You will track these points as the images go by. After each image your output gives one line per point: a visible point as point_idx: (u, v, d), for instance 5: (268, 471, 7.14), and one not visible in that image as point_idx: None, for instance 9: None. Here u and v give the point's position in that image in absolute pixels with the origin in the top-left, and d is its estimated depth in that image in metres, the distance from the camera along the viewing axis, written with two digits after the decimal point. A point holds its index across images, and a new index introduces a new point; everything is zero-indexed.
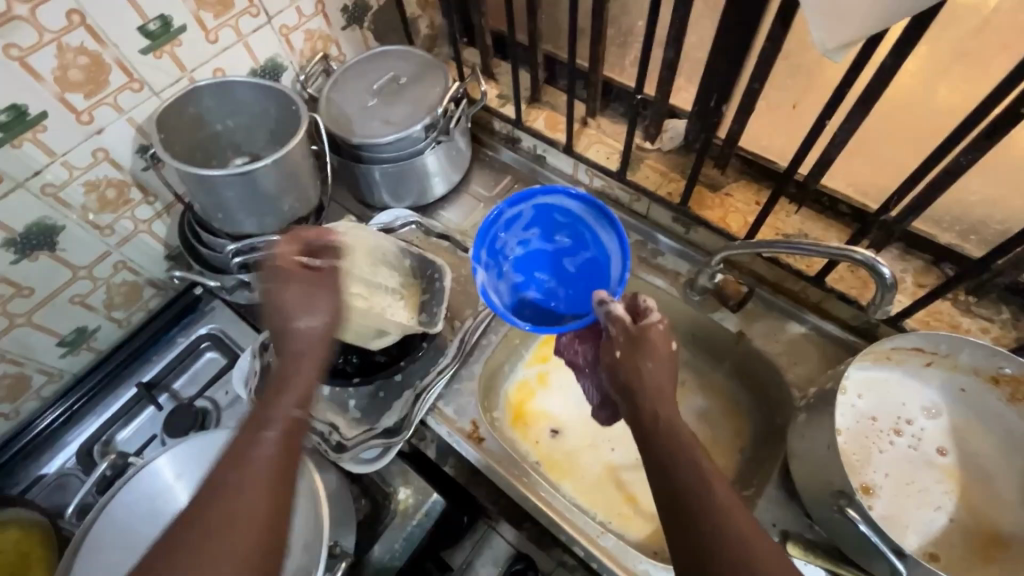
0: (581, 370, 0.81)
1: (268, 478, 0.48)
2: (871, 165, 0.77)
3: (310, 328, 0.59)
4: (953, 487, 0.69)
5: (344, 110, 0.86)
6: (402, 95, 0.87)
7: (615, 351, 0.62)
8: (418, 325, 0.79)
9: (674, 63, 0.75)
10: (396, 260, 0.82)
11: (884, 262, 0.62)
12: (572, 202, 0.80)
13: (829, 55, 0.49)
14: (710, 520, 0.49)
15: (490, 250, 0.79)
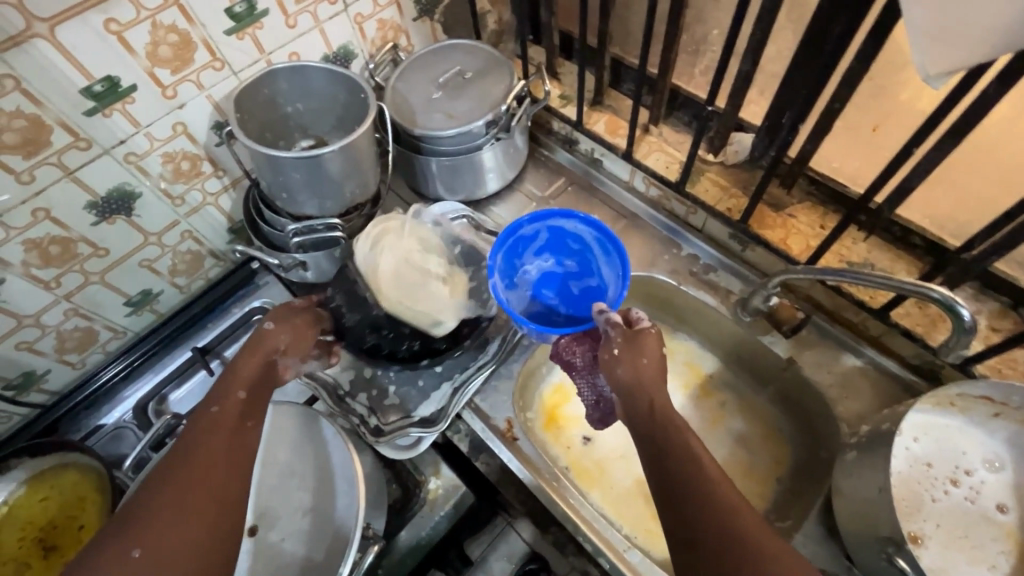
0: (575, 373, 0.76)
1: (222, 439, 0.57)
2: (952, 197, 0.74)
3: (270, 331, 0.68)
4: (1011, 548, 0.65)
5: (410, 101, 0.88)
6: (466, 90, 0.88)
7: (610, 348, 0.65)
8: (473, 310, 0.82)
9: (749, 76, 0.73)
10: (447, 249, 0.85)
11: (964, 303, 0.58)
12: (586, 229, 0.80)
13: (929, 81, 0.46)
14: (703, 500, 0.52)
15: (504, 257, 0.78)
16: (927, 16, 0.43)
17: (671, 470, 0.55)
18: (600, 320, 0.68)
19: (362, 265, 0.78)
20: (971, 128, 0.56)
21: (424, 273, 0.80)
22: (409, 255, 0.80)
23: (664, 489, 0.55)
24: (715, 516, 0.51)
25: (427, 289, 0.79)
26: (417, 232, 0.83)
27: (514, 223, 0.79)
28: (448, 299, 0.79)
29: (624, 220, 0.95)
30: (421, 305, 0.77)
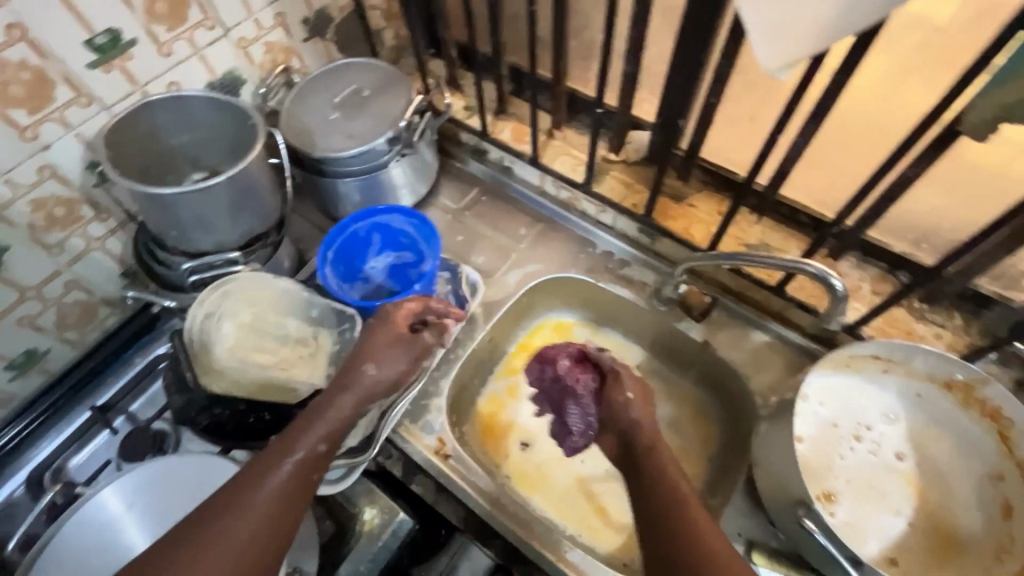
0: (574, 401, 0.73)
1: (280, 497, 0.55)
2: (826, 176, 0.77)
3: (370, 379, 0.64)
4: (911, 493, 0.70)
5: (307, 124, 0.85)
6: (365, 108, 0.87)
7: (618, 380, 0.69)
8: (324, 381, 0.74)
9: (634, 77, 0.76)
10: (302, 309, 0.76)
11: (836, 274, 0.64)
12: (408, 221, 0.85)
13: (774, 73, 0.47)
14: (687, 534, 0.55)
15: (338, 251, 0.84)
16: (763, 10, 0.45)
17: (652, 502, 0.59)
18: (603, 358, 0.72)
19: (195, 336, 0.72)
20: (826, 112, 0.61)
21: (274, 340, 0.75)
22: (256, 321, 0.75)
23: (648, 522, 0.58)
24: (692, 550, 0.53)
25: (269, 359, 0.74)
26: (253, 288, 0.74)
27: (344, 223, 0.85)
28: (308, 363, 0.74)
29: (540, 224, 0.96)
30: (262, 376, 0.72)
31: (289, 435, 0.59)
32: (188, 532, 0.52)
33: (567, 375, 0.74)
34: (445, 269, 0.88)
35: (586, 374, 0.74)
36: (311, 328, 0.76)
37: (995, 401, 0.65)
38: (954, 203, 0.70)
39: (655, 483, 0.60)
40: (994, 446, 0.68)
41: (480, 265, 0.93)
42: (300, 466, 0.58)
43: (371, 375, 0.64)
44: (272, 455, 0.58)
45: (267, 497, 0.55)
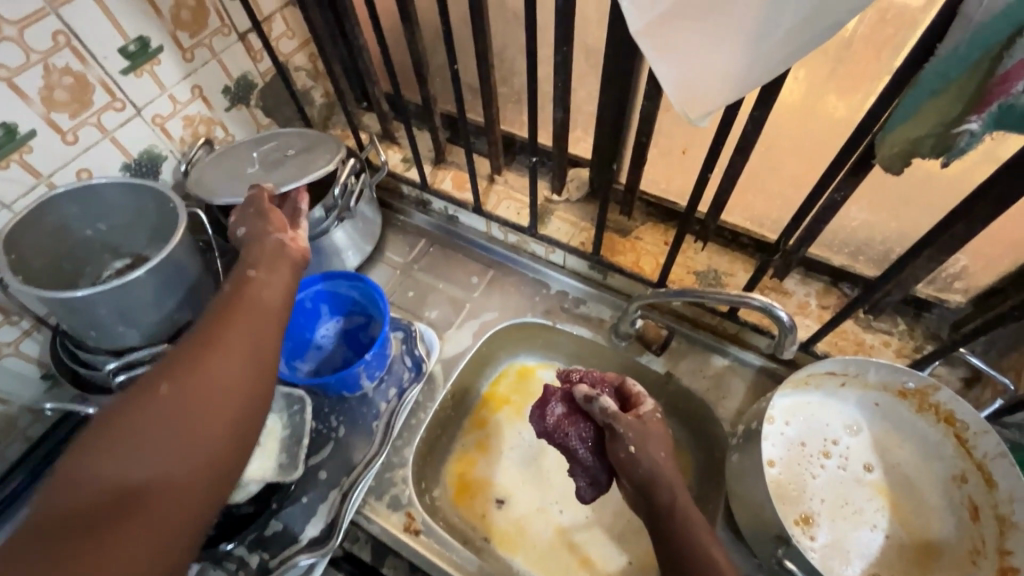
0: (574, 456, 0.67)
1: (251, 306, 0.54)
2: (762, 199, 0.79)
3: (255, 230, 0.64)
4: (884, 504, 0.70)
5: (215, 175, 0.78)
6: (283, 165, 0.79)
7: (616, 433, 0.61)
8: (274, 475, 0.68)
9: (565, 121, 0.77)
10: None
11: (781, 305, 0.64)
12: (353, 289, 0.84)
13: (695, 123, 0.48)
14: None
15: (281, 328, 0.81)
16: (674, 68, 0.45)
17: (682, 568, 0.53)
18: (593, 407, 0.63)
19: None
20: (751, 145, 0.63)
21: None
22: None
23: None
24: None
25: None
26: None
27: None
28: (260, 455, 0.69)
29: (491, 270, 0.95)
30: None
31: (244, 276, 0.57)
32: (170, 360, 0.48)
33: (562, 423, 0.67)
34: (399, 328, 0.87)
35: (581, 423, 0.66)
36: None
37: (947, 405, 0.66)
38: (889, 216, 0.71)
39: (684, 551, 0.54)
40: (952, 447, 0.69)
41: (434, 319, 0.90)
42: (252, 283, 0.56)
43: (257, 227, 0.64)
44: (247, 288, 0.56)
45: (255, 330, 0.52)
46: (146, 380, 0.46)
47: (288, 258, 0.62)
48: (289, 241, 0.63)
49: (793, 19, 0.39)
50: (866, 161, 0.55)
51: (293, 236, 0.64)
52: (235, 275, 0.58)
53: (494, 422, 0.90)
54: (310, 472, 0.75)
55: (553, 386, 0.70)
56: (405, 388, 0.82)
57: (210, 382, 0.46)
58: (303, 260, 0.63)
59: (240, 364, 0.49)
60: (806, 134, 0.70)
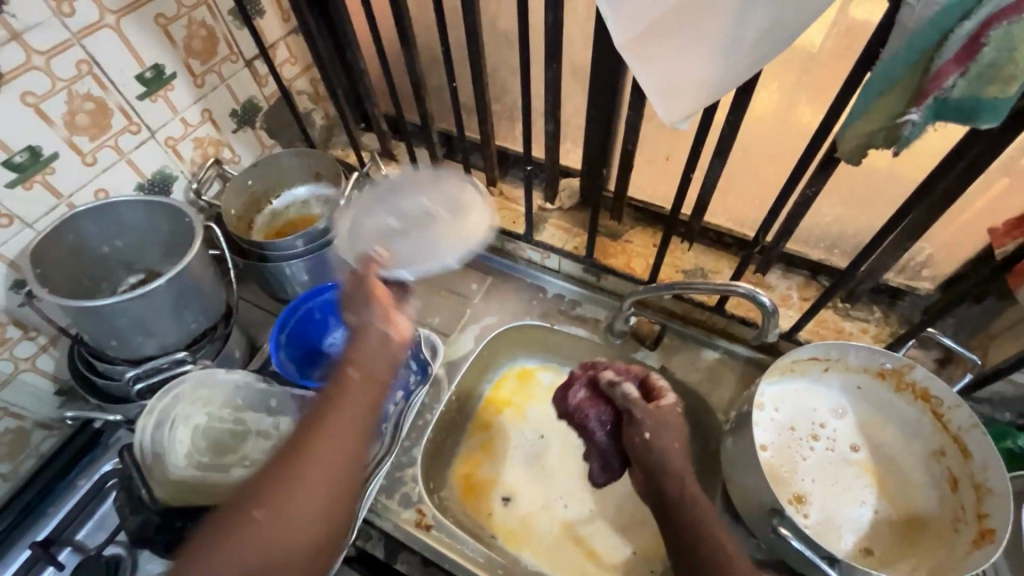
0: (591, 434, 0.73)
1: (344, 416, 0.52)
2: (741, 201, 0.84)
3: (357, 317, 0.58)
4: (871, 480, 0.74)
5: (358, 229, 0.78)
6: (423, 231, 0.76)
7: (635, 418, 0.65)
8: None
9: (556, 132, 0.82)
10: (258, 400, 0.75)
11: (763, 291, 0.69)
12: None
13: (675, 125, 0.53)
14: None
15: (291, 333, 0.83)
16: (653, 78, 0.51)
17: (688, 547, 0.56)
18: (615, 392, 0.68)
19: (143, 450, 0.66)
20: (728, 147, 0.68)
21: (234, 438, 0.74)
22: None
23: None
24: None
25: (233, 457, 0.72)
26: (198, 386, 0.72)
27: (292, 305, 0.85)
28: None
29: (490, 277, 0.99)
30: (228, 477, 0.70)
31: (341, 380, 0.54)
32: (264, 480, 0.49)
33: (584, 406, 0.73)
34: None
35: (602, 407, 0.72)
36: (272, 418, 0.75)
37: (922, 382, 0.71)
38: (858, 210, 0.76)
39: (698, 541, 0.56)
40: (930, 423, 0.73)
41: (437, 325, 0.94)
42: (351, 386, 0.54)
43: (356, 306, 0.59)
44: (342, 391, 0.54)
45: (342, 442, 0.51)
46: (245, 501, 0.48)
47: (390, 354, 0.57)
48: (393, 333, 0.58)
49: (756, 32, 0.45)
50: (832, 158, 0.61)
51: (395, 324, 0.59)
52: (337, 367, 0.56)
53: (497, 423, 0.93)
54: None
55: (577, 371, 0.77)
56: (412, 391, 0.83)
57: (292, 517, 0.47)
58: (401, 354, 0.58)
59: (323, 493, 0.49)
60: (777, 137, 0.75)
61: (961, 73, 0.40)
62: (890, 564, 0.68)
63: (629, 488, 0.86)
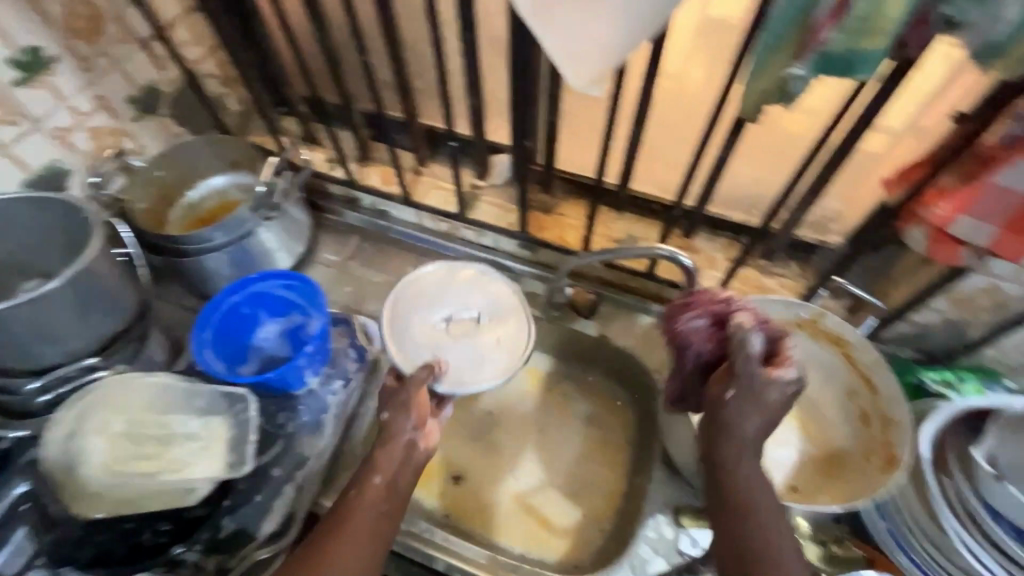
0: (683, 353, 0.63)
1: (364, 524, 0.59)
2: (663, 166, 0.84)
3: (384, 419, 0.64)
4: (794, 423, 0.79)
5: (408, 320, 0.77)
6: (472, 339, 0.77)
7: (734, 371, 0.55)
8: (223, 471, 0.68)
9: (480, 107, 0.81)
10: (185, 401, 0.71)
11: (684, 252, 0.72)
12: (291, 289, 0.83)
13: (585, 90, 0.54)
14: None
15: (220, 328, 0.81)
16: (559, 41, 0.51)
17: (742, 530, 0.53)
18: (739, 333, 0.56)
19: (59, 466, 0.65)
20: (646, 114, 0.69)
21: (159, 443, 0.69)
22: (136, 429, 0.69)
23: (724, 547, 0.55)
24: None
25: (156, 464, 0.68)
26: (117, 393, 0.69)
27: (218, 299, 0.81)
28: (207, 457, 0.69)
29: (426, 259, 0.98)
30: (151, 486, 0.66)
31: (363, 486, 0.61)
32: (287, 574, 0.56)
33: (696, 335, 0.62)
34: (339, 322, 0.86)
35: (719, 343, 0.61)
36: (199, 419, 0.70)
37: (834, 329, 0.76)
38: (769, 169, 0.78)
39: (745, 508, 0.54)
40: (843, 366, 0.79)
41: (375, 311, 0.92)
42: (374, 494, 0.60)
43: (402, 398, 0.64)
44: (359, 512, 0.59)
45: (360, 540, 0.58)
46: None
47: (412, 463, 0.63)
48: (420, 439, 0.63)
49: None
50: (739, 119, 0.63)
51: (426, 434, 0.64)
52: (362, 476, 0.62)
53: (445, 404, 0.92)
54: (263, 472, 0.74)
55: (714, 294, 0.64)
56: (351, 379, 0.82)
57: None
58: (428, 459, 0.64)
59: None
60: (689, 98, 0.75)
61: (837, 27, 0.42)
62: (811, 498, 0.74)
63: (576, 455, 0.88)
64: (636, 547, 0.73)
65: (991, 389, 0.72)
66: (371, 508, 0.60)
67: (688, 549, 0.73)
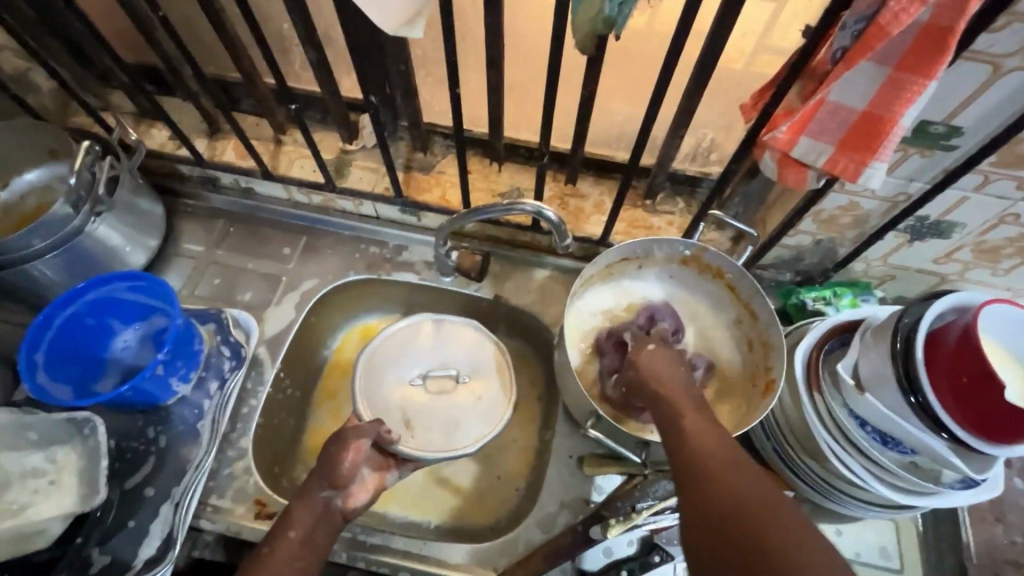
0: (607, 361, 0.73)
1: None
2: (535, 109, 0.86)
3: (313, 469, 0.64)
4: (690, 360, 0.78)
5: (380, 380, 0.76)
6: (447, 401, 0.75)
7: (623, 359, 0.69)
8: (76, 504, 0.62)
9: (322, 61, 0.72)
10: (16, 435, 0.63)
11: (550, 205, 0.68)
12: (139, 292, 0.73)
13: (399, 35, 0.47)
14: (703, 489, 0.46)
15: (56, 347, 0.70)
16: None
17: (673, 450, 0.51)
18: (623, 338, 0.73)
19: None
20: (496, 54, 0.63)
21: None
22: None
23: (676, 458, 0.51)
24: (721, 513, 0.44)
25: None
26: None
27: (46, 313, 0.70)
28: (55, 493, 0.62)
29: (303, 237, 0.89)
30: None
31: (276, 541, 0.58)
32: None
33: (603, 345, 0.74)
34: (207, 320, 0.79)
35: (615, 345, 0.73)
36: (43, 452, 0.63)
37: (716, 263, 0.75)
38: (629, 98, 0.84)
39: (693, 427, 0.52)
40: (728, 297, 0.78)
41: (250, 301, 0.84)
42: (292, 546, 0.58)
43: (330, 451, 0.64)
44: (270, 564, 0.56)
45: None
46: None
47: (332, 514, 0.61)
48: (337, 498, 0.62)
49: None
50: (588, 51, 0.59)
51: (350, 493, 0.63)
52: (275, 529, 0.60)
53: (344, 388, 0.87)
54: (133, 493, 0.67)
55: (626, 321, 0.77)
56: (227, 379, 0.76)
57: None
58: (346, 519, 0.62)
59: None
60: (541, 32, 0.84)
61: None
62: None
63: None
64: (541, 503, 0.73)
65: (863, 301, 0.75)
66: (284, 567, 0.57)
67: (592, 496, 0.73)
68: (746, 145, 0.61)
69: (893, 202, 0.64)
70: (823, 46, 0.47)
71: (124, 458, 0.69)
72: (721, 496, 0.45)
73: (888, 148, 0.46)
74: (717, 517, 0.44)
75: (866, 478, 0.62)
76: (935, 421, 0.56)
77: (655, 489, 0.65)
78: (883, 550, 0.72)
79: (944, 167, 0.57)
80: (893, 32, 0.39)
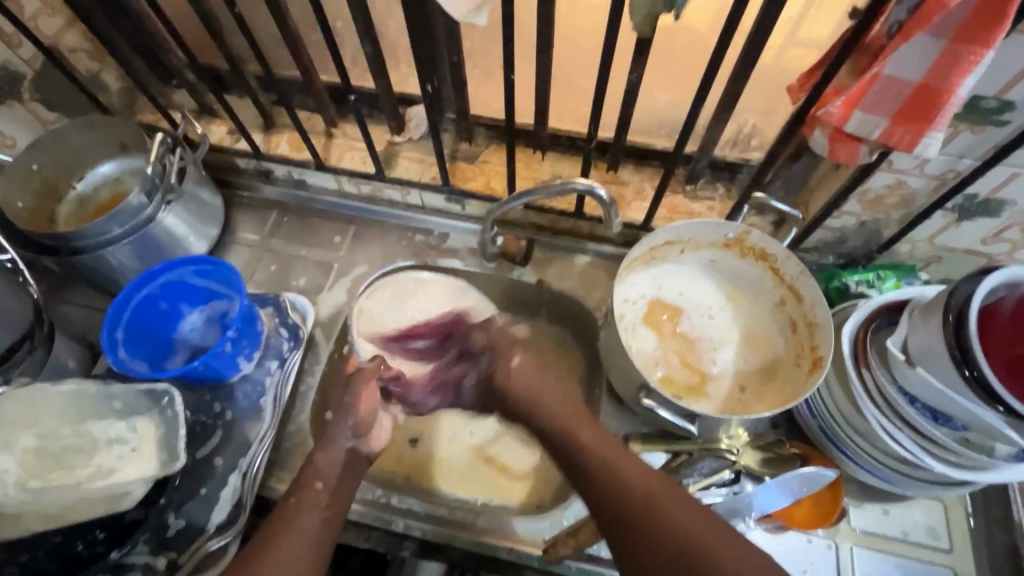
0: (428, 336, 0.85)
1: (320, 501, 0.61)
2: (579, 100, 0.89)
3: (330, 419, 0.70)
4: (732, 339, 0.79)
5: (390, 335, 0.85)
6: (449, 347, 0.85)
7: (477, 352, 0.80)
8: (156, 470, 0.66)
9: (378, 55, 0.75)
10: (103, 404, 0.68)
11: (600, 185, 0.70)
12: (204, 275, 0.78)
13: (468, 20, 0.50)
14: (619, 494, 0.57)
15: (132, 326, 0.75)
16: None
17: (610, 506, 0.57)
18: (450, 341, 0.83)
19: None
20: (547, 45, 0.66)
21: (81, 452, 0.67)
22: (45, 442, 0.67)
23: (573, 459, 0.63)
24: (654, 532, 0.54)
25: (82, 472, 0.66)
26: (31, 407, 0.66)
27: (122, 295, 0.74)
28: (138, 459, 0.67)
29: (352, 226, 0.93)
30: (79, 493, 0.64)
31: (302, 492, 0.62)
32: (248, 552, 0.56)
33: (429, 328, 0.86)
34: (267, 303, 0.82)
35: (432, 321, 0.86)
36: (125, 421, 0.68)
37: (759, 244, 0.76)
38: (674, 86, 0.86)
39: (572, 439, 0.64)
40: (771, 279, 0.79)
41: (304, 287, 0.88)
42: (323, 478, 0.64)
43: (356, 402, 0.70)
44: (306, 489, 0.62)
45: (311, 514, 0.60)
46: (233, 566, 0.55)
47: None
48: (360, 446, 0.68)
49: None
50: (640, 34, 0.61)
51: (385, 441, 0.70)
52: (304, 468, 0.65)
53: None
54: (205, 463, 0.72)
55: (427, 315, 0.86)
56: (286, 358, 0.79)
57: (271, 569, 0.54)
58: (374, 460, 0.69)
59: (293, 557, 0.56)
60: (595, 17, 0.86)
61: None
62: (754, 409, 0.75)
63: None
64: None
65: (908, 284, 0.75)
66: (314, 514, 0.60)
67: None
68: (792, 127, 0.63)
69: (942, 181, 0.64)
70: (877, 22, 0.49)
71: (194, 431, 0.74)
72: (635, 501, 0.56)
73: (944, 120, 0.48)
74: (624, 511, 0.56)
75: (916, 451, 0.63)
76: (990, 395, 0.56)
77: (700, 466, 0.69)
78: (931, 530, 0.72)
79: (995, 143, 0.58)
80: (950, 6, 0.41)
